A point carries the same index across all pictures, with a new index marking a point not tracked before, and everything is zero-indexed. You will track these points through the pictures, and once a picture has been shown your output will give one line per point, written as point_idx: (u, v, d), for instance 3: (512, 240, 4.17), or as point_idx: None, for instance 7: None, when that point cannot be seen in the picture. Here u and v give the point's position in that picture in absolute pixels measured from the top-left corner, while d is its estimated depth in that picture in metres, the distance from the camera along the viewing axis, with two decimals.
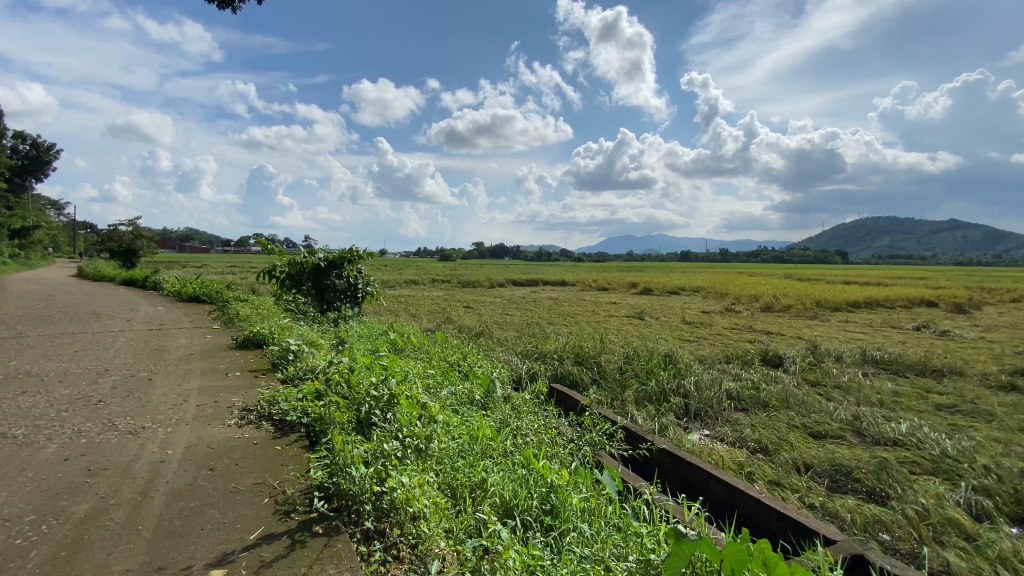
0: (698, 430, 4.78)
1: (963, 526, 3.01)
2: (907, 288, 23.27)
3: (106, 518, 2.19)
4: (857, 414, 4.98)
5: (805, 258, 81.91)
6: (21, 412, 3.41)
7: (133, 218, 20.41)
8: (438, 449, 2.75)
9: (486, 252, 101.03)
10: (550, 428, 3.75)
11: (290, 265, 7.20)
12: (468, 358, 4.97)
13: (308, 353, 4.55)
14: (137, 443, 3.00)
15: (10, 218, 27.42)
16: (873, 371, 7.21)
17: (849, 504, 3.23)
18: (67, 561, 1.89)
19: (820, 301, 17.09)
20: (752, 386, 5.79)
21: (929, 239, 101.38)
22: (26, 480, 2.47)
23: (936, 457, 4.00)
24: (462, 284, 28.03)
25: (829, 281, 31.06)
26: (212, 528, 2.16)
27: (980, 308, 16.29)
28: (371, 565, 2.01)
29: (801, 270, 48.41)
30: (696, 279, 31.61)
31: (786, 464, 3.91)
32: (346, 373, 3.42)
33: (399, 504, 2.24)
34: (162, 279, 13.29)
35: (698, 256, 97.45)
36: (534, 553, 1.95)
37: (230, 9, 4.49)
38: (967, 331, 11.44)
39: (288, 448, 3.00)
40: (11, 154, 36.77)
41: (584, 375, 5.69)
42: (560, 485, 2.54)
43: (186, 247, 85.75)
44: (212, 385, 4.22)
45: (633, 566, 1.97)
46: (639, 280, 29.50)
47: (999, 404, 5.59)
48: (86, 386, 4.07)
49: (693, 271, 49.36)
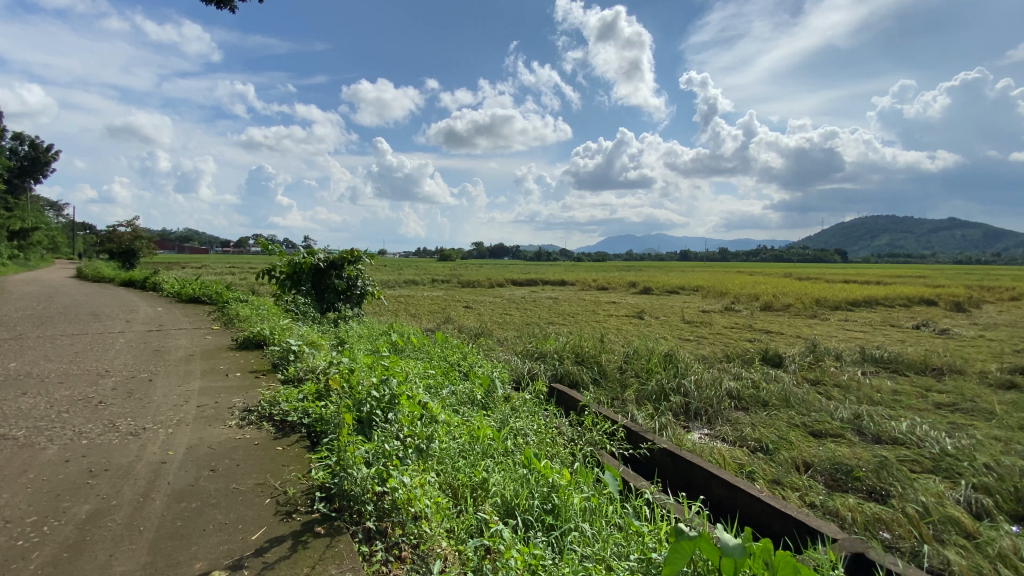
0: (698, 429, 4.79)
1: (963, 524, 3.01)
2: (908, 288, 22.29)
3: (108, 518, 2.19)
4: (857, 413, 4.99)
5: (804, 257, 81.47)
6: (21, 414, 3.41)
7: (133, 219, 20.45)
8: (438, 449, 2.76)
9: (485, 252, 100.79)
10: (550, 428, 3.75)
11: (290, 265, 7.28)
12: (468, 358, 4.97)
13: (308, 353, 4.57)
14: (139, 443, 3.01)
15: (10, 219, 27.45)
16: (872, 369, 7.23)
17: (850, 503, 3.23)
18: (70, 562, 1.89)
19: (819, 299, 17.12)
20: (752, 385, 5.80)
21: (928, 238, 101.48)
22: (27, 481, 2.48)
23: (936, 456, 4.01)
24: (462, 284, 28.00)
25: (827, 281, 30.94)
26: (214, 528, 2.16)
27: (980, 307, 16.29)
28: (373, 565, 2.02)
29: (798, 270, 46.03)
30: (693, 279, 30.95)
31: (786, 463, 3.92)
32: (346, 373, 3.43)
33: (400, 504, 2.25)
34: (163, 279, 13.32)
35: (697, 256, 97.45)
36: (535, 553, 1.95)
37: (229, 8, 4.47)
38: (965, 328, 11.51)
39: (289, 449, 3.00)
40: (11, 155, 36.78)
41: (584, 374, 5.69)
42: (561, 484, 2.55)
43: (186, 248, 85.87)
44: (212, 386, 4.23)
45: (634, 566, 1.98)
46: (639, 279, 29.35)
47: (998, 402, 5.61)
48: (87, 387, 4.09)
49: (693, 271, 47.85)
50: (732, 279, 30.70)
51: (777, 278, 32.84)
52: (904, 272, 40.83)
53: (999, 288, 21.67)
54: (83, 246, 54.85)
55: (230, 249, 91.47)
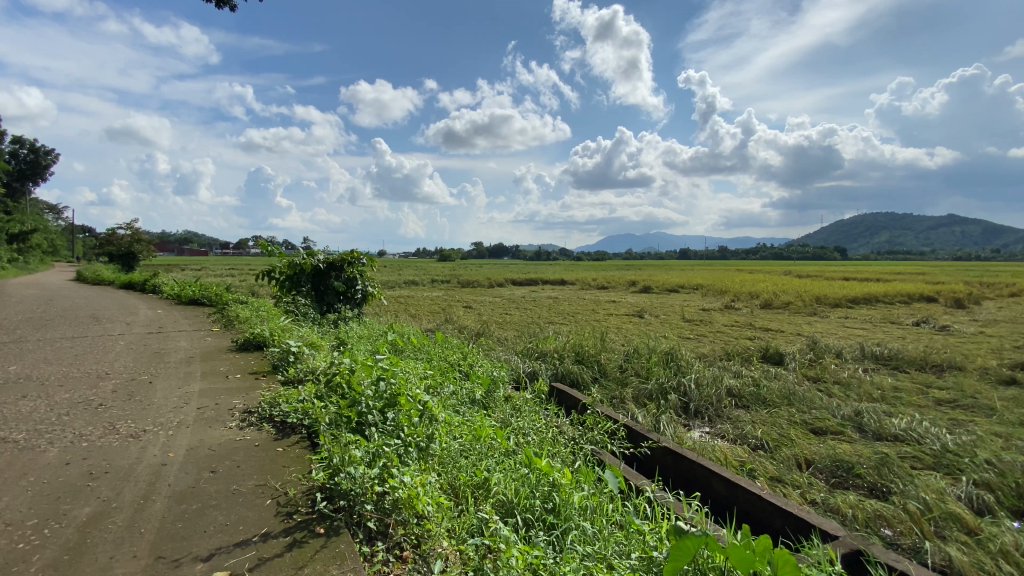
0: (699, 428, 4.79)
1: (965, 520, 3.02)
2: (910, 287, 20.38)
3: (108, 521, 2.19)
4: (858, 410, 4.98)
5: (802, 255, 81.04)
6: (22, 417, 3.41)
7: (133, 222, 20.31)
8: (439, 449, 2.76)
9: (485, 252, 100.76)
10: (551, 427, 3.74)
11: (290, 266, 7.25)
12: (469, 358, 4.97)
13: (308, 354, 4.57)
14: (138, 446, 2.99)
15: (9, 223, 27.32)
16: (872, 366, 7.21)
17: (850, 500, 3.24)
18: (70, 565, 1.89)
19: (819, 297, 17.04)
20: (753, 383, 5.81)
21: (928, 236, 101.22)
22: (27, 484, 2.47)
23: (937, 452, 4.00)
24: (462, 284, 27.95)
25: (829, 279, 29.33)
26: (215, 529, 2.17)
27: (981, 304, 16.15)
28: (375, 565, 2.01)
29: (800, 270, 41.59)
30: (692, 278, 30.37)
31: (787, 461, 3.92)
32: (346, 373, 3.43)
33: (401, 504, 2.25)
34: (162, 282, 13.28)
35: (695, 255, 96.98)
36: (537, 552, 1.95)
37: (229, 7, 4.43)
38: (967, 326, 11.45)
39: (289, 451, 2.99)
40: (11, 159, 36.78)
41: (585, 374, 5.68)
42: (562, 483, 2.55)
43: (186, 250, 85.85)
44: (212, 388, 4.21)
45: (636, 564, 1.98)
46: (639, 279, 28.87)
47: (999, 399, 5.59)
48: (86, 390, 4.07)
49: (694, 271, 44.21)
50: (730, 278, 29.76)
51: (775, 277, 32.25)
52: (903, 270, 40.53)
53: (1003, 285, 21.11)
54: (83, 250, 54.79)
55: (231, 250, 91.34)
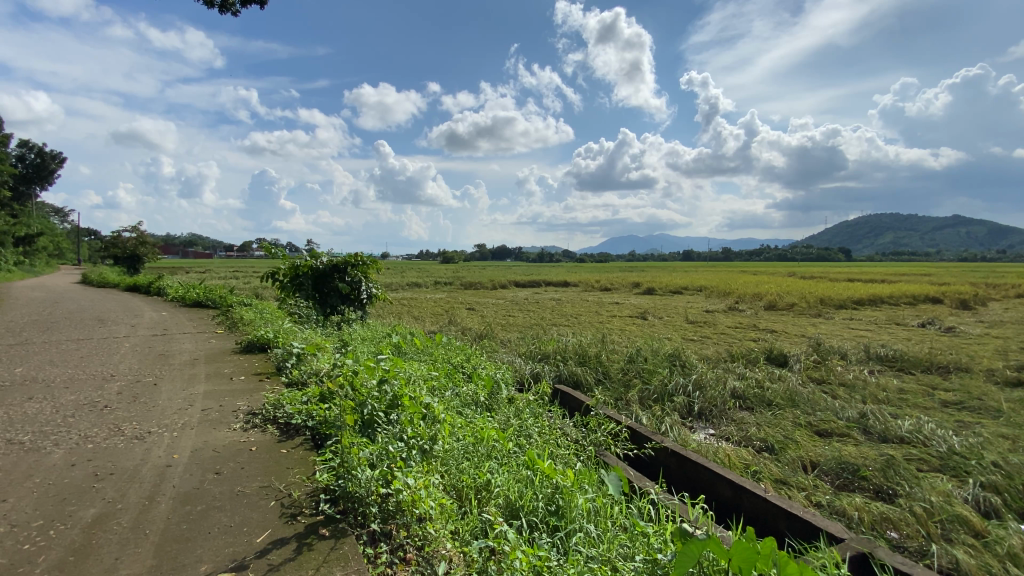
0: (702, 429, 4.78)
1: (973, 523, 2.99)
2: (912, 287, 20.56)
3: (113, 522, 2.20)
4: (863, 412, 4.96)
5: (804, 255, 80.95)
6: (29, 417, 3.46)
7: (139, 225, 20.27)
8: (442, 450, 2.77)
9: (487, 253, 100.95)
10: (553, 429, 3.72)
11: (292, 269, 7.22)
12: (472, 360, 4.98)
13: (312, 356, 4.56)
14: (143, 447, 3.02)
15: (15, 225, 27.37)
16: (877, 368, 7.19)
17: (857, 503, 3.22)
18: (76, 565, 1.90)
19: (823, 298, 17.11)
20: (757, 385, 5.77)
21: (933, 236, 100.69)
22: (33, 485, 2.49)
23: (943, 454, 3.98)
24: (467, 286, 28.04)
25: (830, 280, 29.32)
26: (219, 531, 2.17)
27: (986, 305, 16.29)
28: (378, 566, 2.02)
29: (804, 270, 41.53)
30: (693, 279, 30.75)
31: (792, 463, 3.90)
32: (350, 374, 3.42)
33: (405, 506, 2.26)
34: (167, 284, 13.34)
35: (698, 256, 96.69)
36: (541, 554, 1.93)
37: (231, 13, 4.45)
38: (973, 326, 11.45)
39: (293, 452, 3.00)
40: (17, 161, 36.96)
41: (590, 376, 5.70)
42: (565, 485, 2.54)
43: (192, 251, 86.44)
44: (217, 390, 4.23)
45: (640, 566, 1.96)
46: (641, 278, 29.53)
47: (1005, 399, 5.58)
48: (93, 391, 4.12)
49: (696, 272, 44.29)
50: (731, 278, 29.99)
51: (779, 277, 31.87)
52: (908, 270, 40.60)
53: (1009, 285, 21.33)
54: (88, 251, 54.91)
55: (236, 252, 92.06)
